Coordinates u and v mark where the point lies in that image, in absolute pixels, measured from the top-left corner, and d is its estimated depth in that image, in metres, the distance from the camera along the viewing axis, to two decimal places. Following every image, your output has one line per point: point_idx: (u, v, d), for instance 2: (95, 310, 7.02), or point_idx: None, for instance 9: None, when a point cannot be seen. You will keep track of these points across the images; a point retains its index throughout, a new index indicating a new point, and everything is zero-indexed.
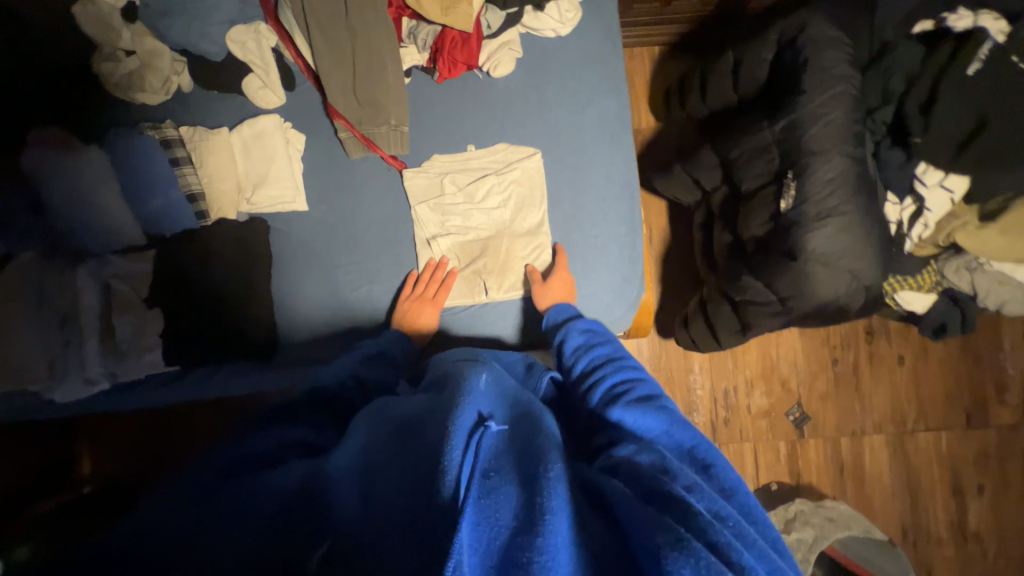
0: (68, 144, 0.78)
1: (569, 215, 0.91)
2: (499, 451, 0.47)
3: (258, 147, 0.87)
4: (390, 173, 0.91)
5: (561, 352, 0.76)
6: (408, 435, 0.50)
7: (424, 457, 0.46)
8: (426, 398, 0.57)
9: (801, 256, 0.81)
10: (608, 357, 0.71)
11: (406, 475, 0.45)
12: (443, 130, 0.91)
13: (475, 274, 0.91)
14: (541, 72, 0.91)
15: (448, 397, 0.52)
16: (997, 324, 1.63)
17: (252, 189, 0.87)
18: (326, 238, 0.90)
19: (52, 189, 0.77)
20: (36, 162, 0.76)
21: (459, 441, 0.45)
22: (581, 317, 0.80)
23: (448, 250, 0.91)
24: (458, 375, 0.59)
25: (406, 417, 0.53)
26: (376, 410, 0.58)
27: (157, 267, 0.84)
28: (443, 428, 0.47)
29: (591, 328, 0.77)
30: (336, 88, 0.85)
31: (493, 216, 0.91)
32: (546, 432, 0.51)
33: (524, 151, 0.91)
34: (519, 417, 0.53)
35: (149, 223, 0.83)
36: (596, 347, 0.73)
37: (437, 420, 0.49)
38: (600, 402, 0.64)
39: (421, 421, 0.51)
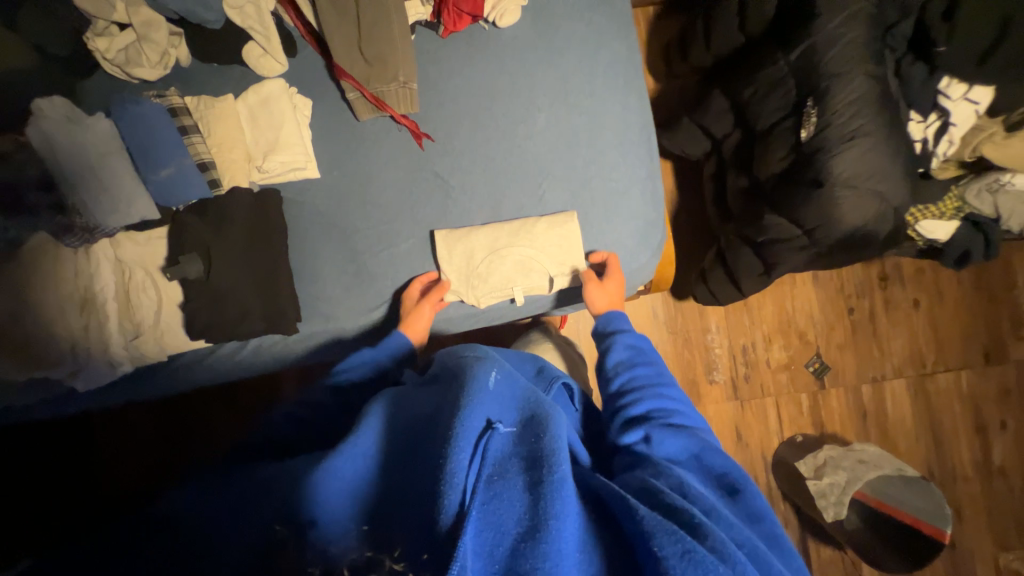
0: (75, 115, 0.76)
1: (588, 161, 0.89)
2: (506, 456, 0.49)
3: (265, 113, 0.85)
4: (402, 133, 0.89)
5: (602, 357, 0.78)
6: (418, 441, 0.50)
7: (427, 463, 0.47)
8: (440, 394, 0.56)
9: (828, 182, 0.80)
10: (647, 387, 0.71)
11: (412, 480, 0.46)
12: (452, 85, 0.89)
13: (504, 255, 0.87)
14: (547, 19, 0.89)
15: (457, 395, 0.53)
16: (1009, 260, 1.63)
17: (262, 156, 0.85)
18: (341, 204, 0.89)
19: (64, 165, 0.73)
20: (38, 137, 0.72)
21: (466, 447, 0.47)
22: (626, 331, 0.80)
23: (480, 234, 0.88)
24: (471, 369, 0.57)
25: (418, 420, 0.53)
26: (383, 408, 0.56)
27: (174, 244, 0.82)
28: (446, 435, 0.47)
29: (631, 346, 0.78)
30: (340, 46, 0.82)
31: (511, 169, 0.89)
32: (554, 436, 0.50)
33: (535, 102, 0.89)
34: (533, 418, 0.53)
35: (163, 194, 0.80)
36: (637, 368, 0.75)
37: (451, 423, 0.49)
38: (632, 420, 0.66)
39: (431, 425, 0.51)
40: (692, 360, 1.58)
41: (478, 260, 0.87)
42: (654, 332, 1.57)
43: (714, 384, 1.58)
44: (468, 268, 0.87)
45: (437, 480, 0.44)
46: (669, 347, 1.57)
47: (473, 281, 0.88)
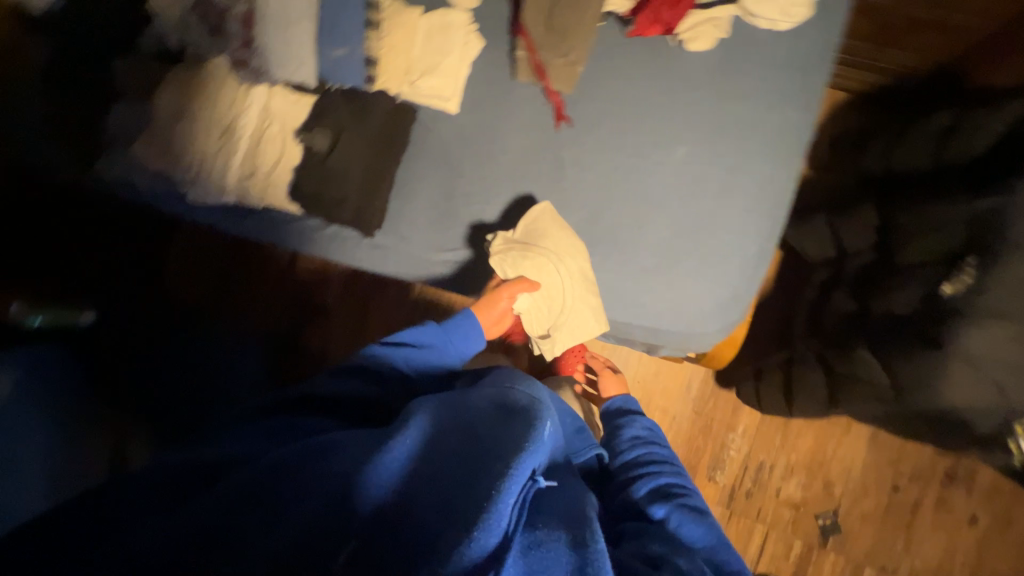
0: None
1: (706, 212, 0.85)
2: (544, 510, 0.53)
3: (440, 37, 0.89)
4: (546, 107, 0.90)
5: (619, 433, 0.84)
6: (469, 457, 0.52)
7: (470, 484, 0.49)
8: (491, 414, 0.58)
9: (946, 348, 0.73)
10: (662, 461, 0.80)
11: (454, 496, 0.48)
12: (614, 83, 0.88)
13: (563, 268, 0.85)
14: (737, 59, 0.85)
15: (516, 431, 0.54)
16: None
17: (419, 74, 0.88)
18: (461, 146, 0.92)
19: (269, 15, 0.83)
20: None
21: (515, 489, 0.48)
22: (640, 413, 0.88)
23: (556, 237, 0.85)
24: (524, 407, 0.58)
25: (461, 431, 0.56)
26: (438, 407, 0.60)
27: (314, 114, 0.89)
28: (503, 468, 0.49)
29: (644, 425, 0.86)
30: (533, 6, 0.84)
31: (628, 183, 0.87)
32: (589, 514, 0.55)
33: (684, 133, 0.86)
34: (562, 489, 0.59)
35: (326, 70, 0.87)
36: (655, 446, 0.82)
37: (495, 459, 0.51)
38: (650, 496, 0.73)
39: (472, 446, 0.53)
40: (701, 449, 1.50)
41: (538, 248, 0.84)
42: (678, 403, 1.51)
43: (711, 482, 1.49)
44: (530, 245, 0.84)
45: (478, 509, 0.46)
46: (687, 425, 1.50)
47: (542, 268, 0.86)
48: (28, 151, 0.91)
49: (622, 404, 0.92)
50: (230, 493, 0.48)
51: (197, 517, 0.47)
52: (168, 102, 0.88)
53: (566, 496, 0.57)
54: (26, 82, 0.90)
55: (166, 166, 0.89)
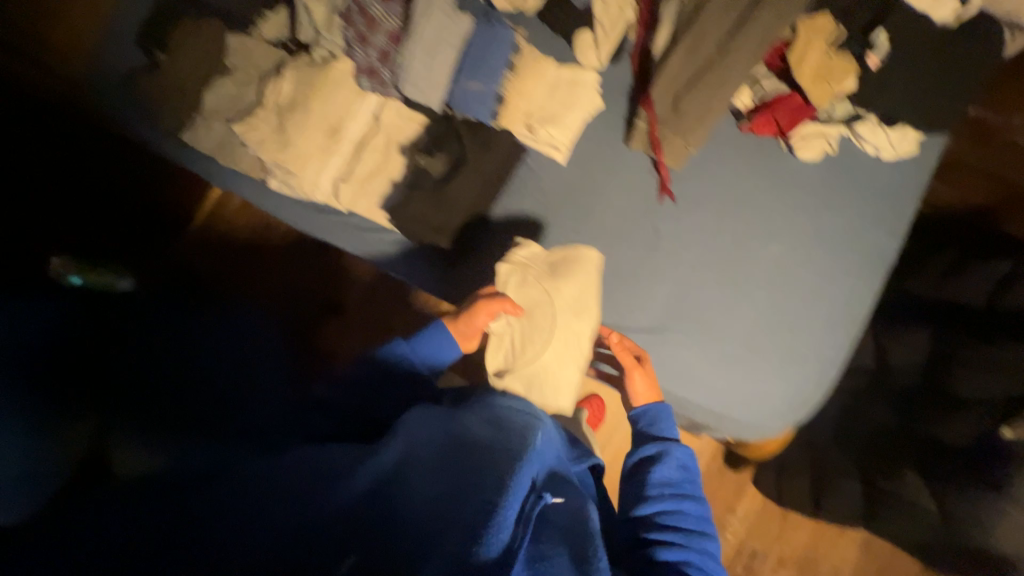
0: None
1: (791, 312, 0.87)
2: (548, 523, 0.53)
3: (566, 89, 0.90)
4: (651, 177, 0.92)
5: (649, 487, 0.73)
6: (447, 458, 0.53)
7: (462, 486, 0.49)
8: (485, 427, 0.61)
9: (1007, 493, 0.85)
10: (699, 523, 0.72)
11: (445, 494, 0.48)
12: (721, 171, 0.91)
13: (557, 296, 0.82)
14: (839, 176, 0.89)
15: (513, 446, 0.56)
16: None
17: (539, 119, 0.88)
18: (561, 195, 0.94)
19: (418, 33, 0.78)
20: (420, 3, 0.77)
21: (516, 500, 0.49)
22: (681, 444, 0.77)
23: (564, 288, 0.86)
24: (518, 426, 0.62)
25: (456, 442, 0.56)
26: (426, 419, 0.62)
27: (432, 137, 0.91)
28: (501, 478, 0.51)
29: (688, 468, 0.76)
30: (664, 83, 0.86)
31: (721, 268, 0.88)
32: (590, 528, 0.56)
33: (780, 232, 0.89)
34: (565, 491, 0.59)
35: (458, 103, 0.84)
36: (687, 498, 0.73)
37: (488, 472, 0.51)
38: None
39: (463, 456, 0.53)
40: None
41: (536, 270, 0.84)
42: None
43: None
44: (530, 265, 0.84)
45: (482, 516, 0.46)
46: None
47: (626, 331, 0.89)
48: (124, 111, 0.90)
49: (653, 416, 0.80)
50: (196, 487, 0.47)
51: (174, 505, 0.45)
52: (281, 92, 0.84)
53: (576, 510, 0.58)
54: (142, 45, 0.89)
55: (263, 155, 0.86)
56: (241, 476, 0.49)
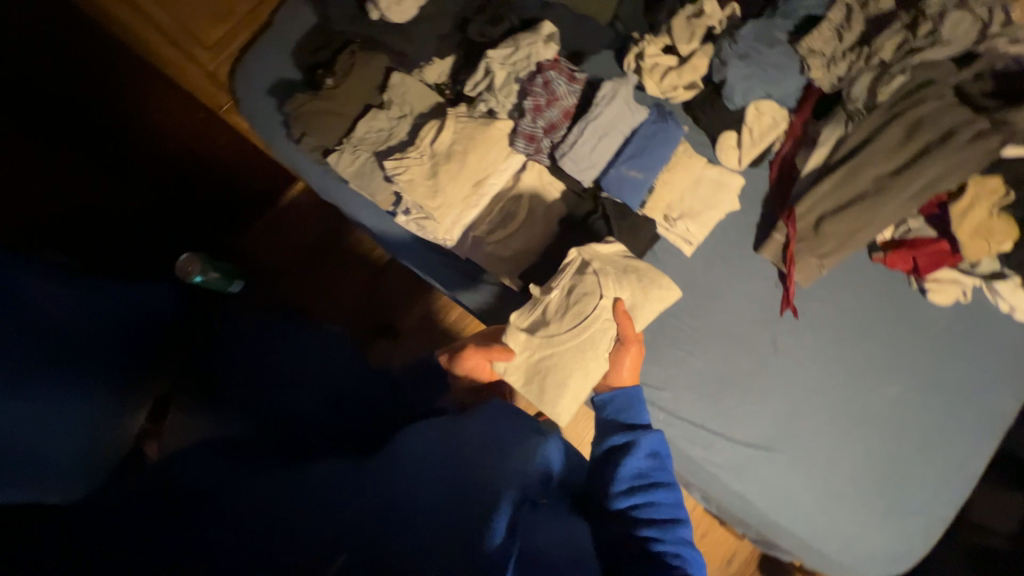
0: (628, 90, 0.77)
1: (904, 458, 0.84)
2: (535, 519, 0.50)
3: (711, 188, 0.91)
4: (775, 289, 0.92)
5: (614, 470, 0.64)
6: (441, 469, 0.52)
7: (457, 499, 0.48)
8: (484, 436, 0.58)
9: None
10: (659, 511, 0.61)
11: (440, 503, 0.47)
12: (848, 296, 0.90)
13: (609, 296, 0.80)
14: (967, 326, 0.89)
15: (512, 462, 0.55)
16: None
17: (679, 213, 0.90)
18: (684, 287, 0.93)
19: (596, 117, 0.79)
20: (606, 92, 0.77)
21: (503, 509, 0.47)
22: (650, 430, 0.68)
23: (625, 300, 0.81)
24: (523, 439, 0.59)
25: (455, 454, 0.54)
26: (432, 438, 0.58)
27: (568, 208, 0.90)
28: (493, 492, 0.49)
29: (659, 458, 0.66)
30: (811, 203, 0.87)
31: (836, 396, 0.87)
32: (579, 536, 0.54)
33: (902, 372, 0.87)
34: (559, 515, 0.55)
35: (611, 186, 0.83)
36: (657, 489, 0.63)
37: (486, 481, 0.50)
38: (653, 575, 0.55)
39: (461, 463, 0.53)
40: None
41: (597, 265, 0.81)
42: None
43: None
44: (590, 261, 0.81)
45: (479, 522, 0.45)
46: None
47: (730, 443, 0.86)
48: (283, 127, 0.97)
49: (625, 402, 0.71)
50: (219, 505, 0.48)
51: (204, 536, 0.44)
52: (441, 141, 0.86)
53: (504, 447, 0.57)
54: (320, 73, 0.98)
55: (408, 196, 0.87)
56: (242, 507, 0.47)
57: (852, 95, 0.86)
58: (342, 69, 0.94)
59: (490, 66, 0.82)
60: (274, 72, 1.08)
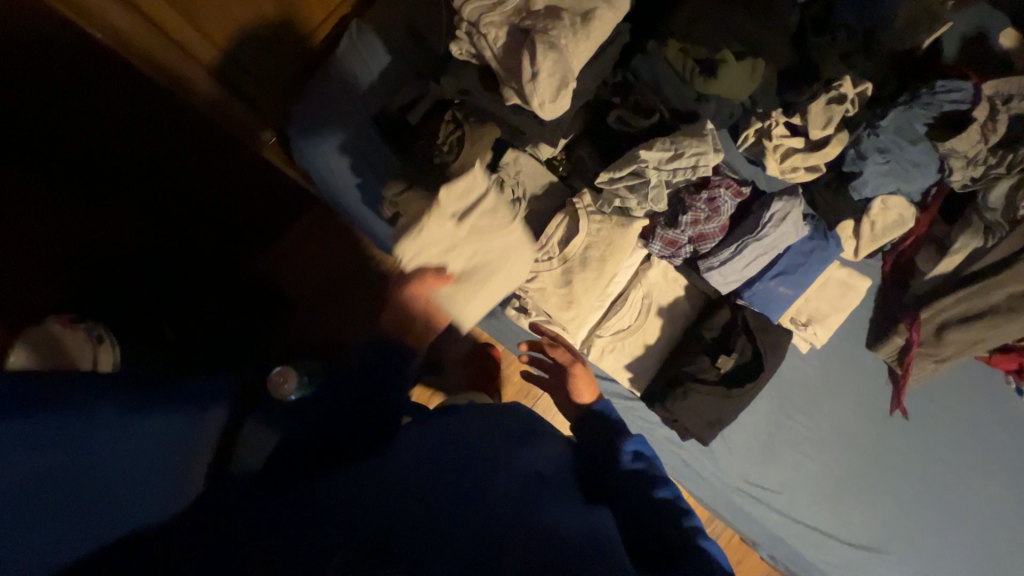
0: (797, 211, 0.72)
1: (996, 556, 0.90)
2: (503, 489, 0.53)
3: (838, 291, 0.87)
4: (885, 388, 0.93)
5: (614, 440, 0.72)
6: (466, 461, 0.55)
7: (469, 486, 0.52)
8: (496, 435, 0.62)
9: None
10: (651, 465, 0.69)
11: (452, 483, 0.51)
12: (952, 398, 0.92)
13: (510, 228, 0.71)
14: None
15: (516, 454, 0.59)
16: None
17: (806, 317, 0.87)
18: (802, 386, 0.91)
19: (759, 238, 0.73)
20: (776, 213, 0.72)
21: (503, 492, 0.52)
22: (629, 434, 0.74)
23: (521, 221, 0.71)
24: (529, 441, 0.63)
25: (460, 447, 0.57)
26: (441, 425, 0.61)
27: (693, 309, 0.86)
28: (490, 483, 0.53)
29: (646, 458, 0.71)
30: (938, 311, 0.87)
31: (938, 497, 0.91)
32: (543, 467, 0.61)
33: (998, 473, 0.91)
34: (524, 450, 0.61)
35: (754, 300, 0.79)
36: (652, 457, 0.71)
37: (490, 464, 0.55)
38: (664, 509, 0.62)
39: (470, 457, 0.56)
40: None
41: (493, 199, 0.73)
42: None
43: None
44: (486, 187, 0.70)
45: (476, 504, 0.49)
46: None
47: (840, 544, 0.89)
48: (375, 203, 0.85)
49: (603, 413, 0.78)
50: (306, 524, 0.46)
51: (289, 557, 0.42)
52: (574, 244, 0.77)
53: (517, 446, 0.62)
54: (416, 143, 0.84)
55: (534, 301, 0.79)
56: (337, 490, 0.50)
57: (989, 203, 0.84)
58: (448, 143, 0.79)
59: (642, 168, 0.72)
60: (344, 126, 0.93)
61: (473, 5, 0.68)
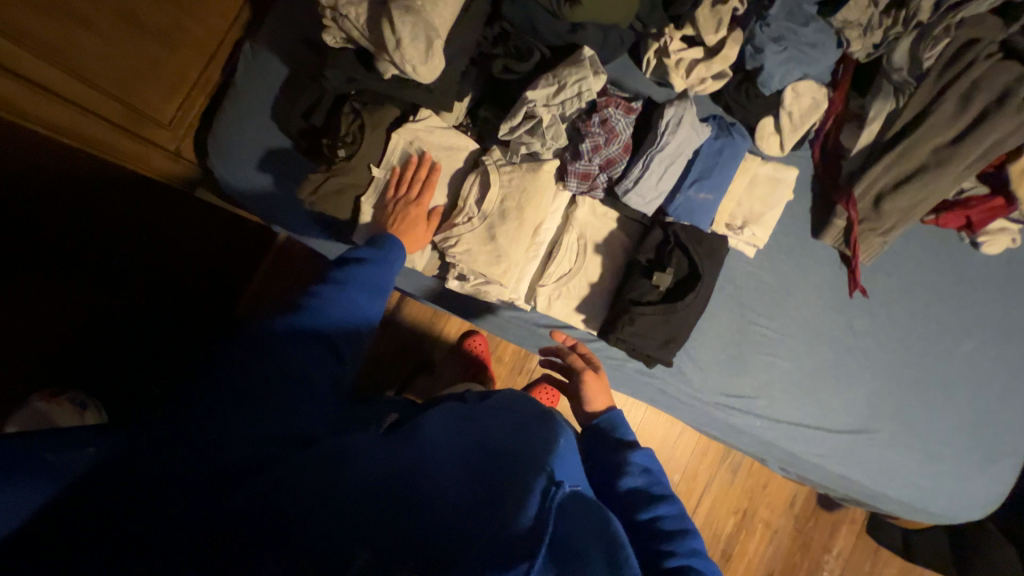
0: (682, 114, 0.73)
1: (983, 409, 0.90)
2: (529, 493, 0.42)
3: (769, 188, 0.87)
4: (839, 272, 0.93)
5: (611, 455, 0.65)
6: (481, 472, 0.44)
7: (487, 499, 0.42)
8: (507, 433, 0.51)
9: None
10: (654, 480, 0.62)
11: (464, 499, 0.41)
12: (909, 266, 0.92)
13: (429, 167, 0.83)
14: (1017, 270, 0.92)
15: (540, 450, 0.48)
16: None
17: (742, 220, 0.87)
18: (756, 290, 0.91)
19: (662, 149, 0.74)
20: (670, 119, 0.73)
21: (533, 499, 0.41)
22: (637, 447, 0.65)
23: (432, 147, 0.83)
24: (549, 425, 0.54)
25: (478, 435, 0.50)
26: (452, 419, 0.55)
27: (626, 234, 0.86)
28: (511, 489, 0.42)
29: (653, 472, 0.64)
30: (871, 181, 0.85)
31: (916, 366, 0.90)
32: (564, 457, 0.50)
33: (967, 329, 0.91)
34: (540, 438, 0.51)
35: (677, 213, 0.79)
36: (658, 471, 0.64)
37: (508, 467, 0.45)
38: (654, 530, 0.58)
39: (484, 462, 0.46)
40: None
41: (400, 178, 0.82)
42: None
43: None
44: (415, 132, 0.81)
45: (495, 526, 0.39)
46: None
47: (832, 435, 0.89)
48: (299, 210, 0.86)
49: (607, 426, 0.69)
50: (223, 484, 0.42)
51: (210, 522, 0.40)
52: (490, 200, 0.79)
53: (537, 439, 0.51)
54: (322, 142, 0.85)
55: (466, 265, 0.80)
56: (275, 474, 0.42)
57: (894, 65, 0.83)
58: (350, 134, 0.80)
59: (532, 108, 0.72)
60: (258, 145, 0.95)
61: None
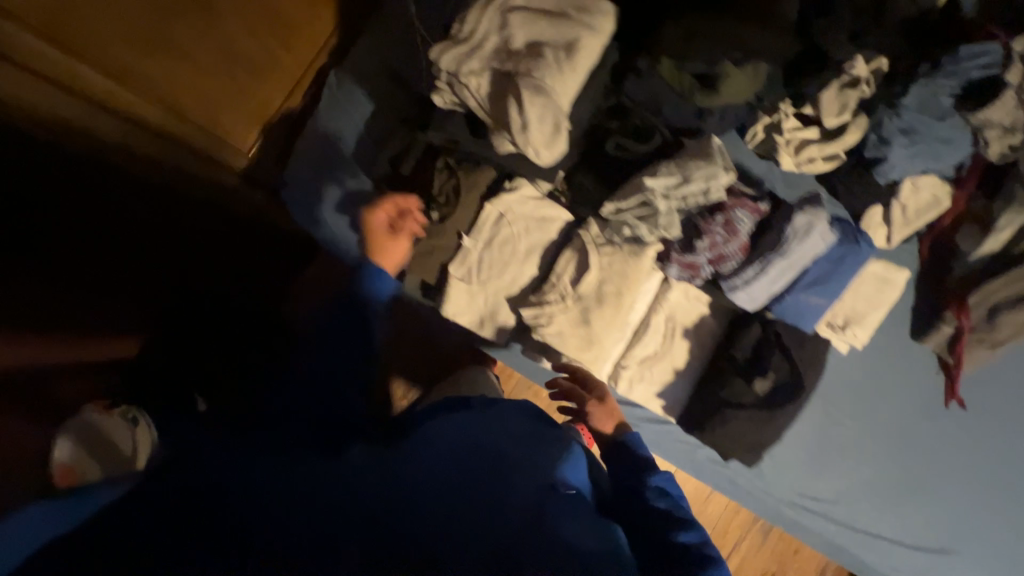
0: (814, 224, 0.69)
1: None
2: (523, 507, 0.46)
3: (875, 286, 0.82)
4: (936, 379, 0.87)
5: (640, 481, 0.59)
6: (478, 481, 0.49)
7: (481, 508, 0.46)
8: (506, 446, 0.55)
9: None
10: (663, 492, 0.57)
11: (441, 493, 0.47)
12: (1017, 383, 0.85)
13: (522, 235, 0.78)
14: None
15: (531, 462, 0.53)
16: None
17: (843, 318, 0.82)
18: (843, 388, 0.87)
19: (785, 255, 0.69)
20: (801, 225, 0.68)
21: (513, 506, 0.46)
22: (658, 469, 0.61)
23: (529, 215, 0.79)
24: (552, 447, 0.57)
25: (478, 449, 0.54)
26: (457, 424, 0.59)
27: (719, 321, 0.82)
28: (491, 496, 0.47)
29: (671, 495, 0.58)
30: (987, 292, 0.81)
31: (1011, 489, 0.84)
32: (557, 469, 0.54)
33: None
34: (540, 452, 0.55)
35: (784, 314, 0.74)
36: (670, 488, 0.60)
37: (499, 478, 0.50)
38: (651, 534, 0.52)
39: (475, 469, 0.50)
40: None
41: (494, 244, 0.78)
42: None
43: None
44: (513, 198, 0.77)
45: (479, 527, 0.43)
46: None
47: (903, 548, 0.85)
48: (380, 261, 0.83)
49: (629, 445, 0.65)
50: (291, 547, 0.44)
51: None
52: (587, 282, 0.75)
53: (533, 455, 0.55)
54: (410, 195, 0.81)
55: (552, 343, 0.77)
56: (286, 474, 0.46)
57: None
58: (445, 194, 0.78)
59: (648, 197, 0.68)
60: (334, 185, 0.90)
61: (448, 54, 0.65)
